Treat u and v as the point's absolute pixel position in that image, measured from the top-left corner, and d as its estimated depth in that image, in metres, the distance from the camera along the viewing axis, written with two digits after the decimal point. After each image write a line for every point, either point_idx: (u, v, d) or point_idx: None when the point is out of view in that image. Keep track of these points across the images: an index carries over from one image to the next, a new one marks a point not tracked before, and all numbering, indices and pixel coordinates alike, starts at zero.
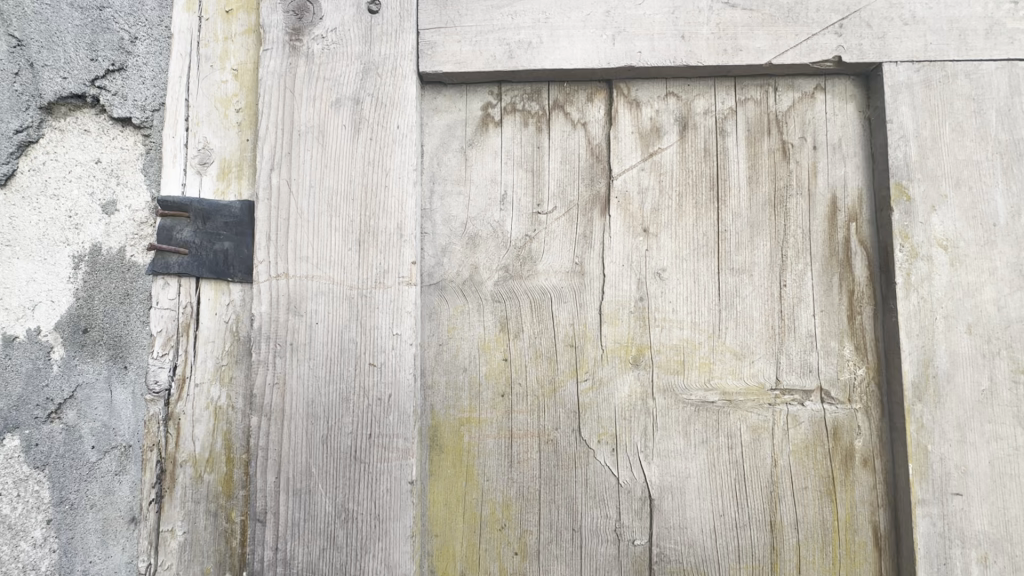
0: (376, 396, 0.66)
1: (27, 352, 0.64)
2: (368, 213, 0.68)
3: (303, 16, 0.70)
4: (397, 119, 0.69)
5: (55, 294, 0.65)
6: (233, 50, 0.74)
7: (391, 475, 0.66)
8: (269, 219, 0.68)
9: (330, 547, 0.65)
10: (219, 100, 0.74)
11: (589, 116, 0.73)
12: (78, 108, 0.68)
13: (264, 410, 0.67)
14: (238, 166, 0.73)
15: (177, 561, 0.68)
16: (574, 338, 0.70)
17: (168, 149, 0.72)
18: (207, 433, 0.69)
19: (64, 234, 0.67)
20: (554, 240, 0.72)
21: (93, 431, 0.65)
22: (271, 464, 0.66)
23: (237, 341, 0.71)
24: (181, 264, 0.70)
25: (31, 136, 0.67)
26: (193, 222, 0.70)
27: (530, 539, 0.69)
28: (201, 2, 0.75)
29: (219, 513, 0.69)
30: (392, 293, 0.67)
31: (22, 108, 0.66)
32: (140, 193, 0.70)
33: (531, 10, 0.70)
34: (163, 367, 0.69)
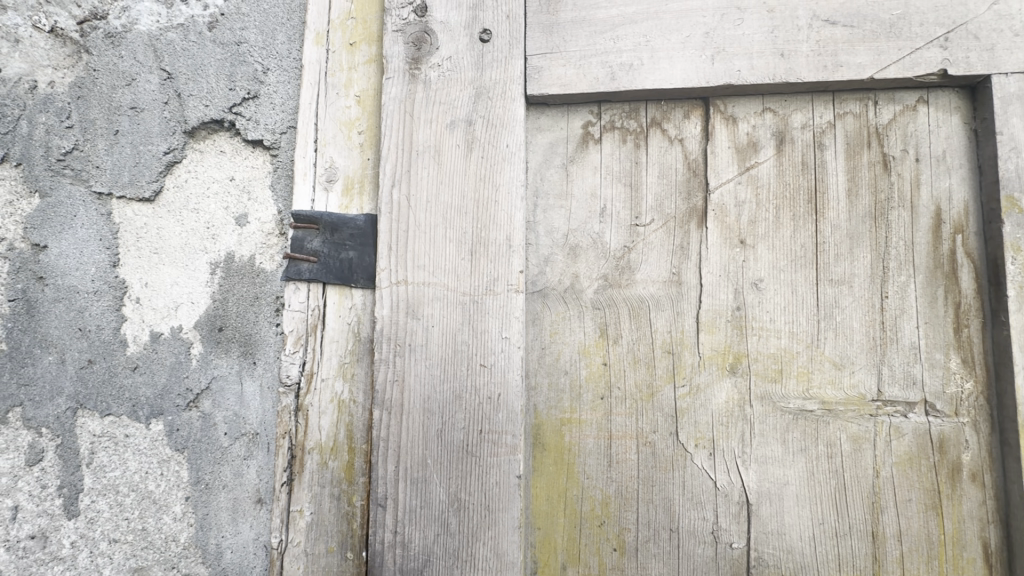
0: (487, 394, 0.71)
1: (170, 347, 0.71)
2: (480, 225, 0.74)
3: (421, 47, 0.77)
4: (507, 138, 0.75)
5: (195, 296, 0.73)
6: (356, 79, 0.82)
7: (499, 469, 0.70)
8: (390, 230, 0.75)
9: (443, 533, 0.70)
10: (343, 124, 0.82)
11: (686, 132, 0.76)
12: (216, 132, 0.77)
13: (385, 405, 0.73)
14: (360, 182, 0.81)
15: (305, 539, 0.76)
16: (671, 344, 0.73)
17: (300, 168, 0.80)
18: (331, 423, 0.77)
19: (203, 243, 0.75)
20: (652, 251, 0.75)
21: (225, 419, 0.73)
22: (390, 454, 0.72)
23: (359, 341, 0.78)
24: (311, 271, 0.78)
25: (177, 157, 0.75)
26: (322, 233, 0.78)
27: (628, 536, 0.72)
28: (328, 36, 0.83)
29: (342, 496, 0.76)
30: (502, 299, 0.72)
31: (169, 133, 0.75)
32: (268, 207, 0.78)
33: (632, 34, 0.74)
34: (294, 363, 0.78)
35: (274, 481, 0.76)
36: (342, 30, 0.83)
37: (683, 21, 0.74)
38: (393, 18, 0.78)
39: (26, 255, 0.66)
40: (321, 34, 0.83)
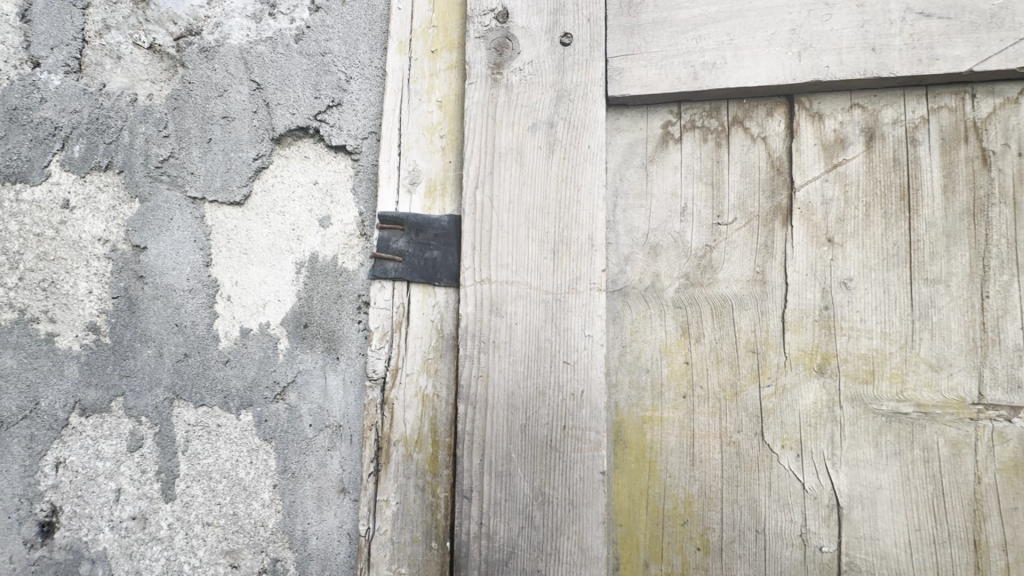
0: (570, 391, 0.73)
1: (259, 341, 0.78)
2: (562, 225, 0.75)
3: (503, 52, 0.79)
4: (588, 139, 0.76)
5: (282, 294, 0.80)
6: (437, 85, 0.86)
7: (583, 464, 0.71)
8: (474, 230, 0.77)
9: (528, 527, 0.72)
10: (425, 128, 0.85)
11: (770, 130, 0.75)
12: (300, 137, 0.84)
13: (470, 399, 0.75)
14: (442, 184, 0.83)
15: (391, 528, 0.79)
16: (755, 344, 0.73)
17: (384, 171, 0.84)
18: (416, 417, 0.80)
19: (289, 244, 0.81)
20: (735, 250, 0.74)
21: (310, 411, 0.79)
22: (475, 447, 0.74)
23: (442, 337, 0.80)
24: (396, 269, 0.81)
25: (264, 162, 0.82)
26: (407, 233, 0.82)
27: (712, 535, 0.71)
28: (410, 44, 0.87)
29: (426, 488, 0.78)
30: (585, 298, 0.74)
31: (259, 140, 0.82)
32: (349, 209, 0.83)
33: (716, 33, 0.74)
34: (380, 358, 0.81)
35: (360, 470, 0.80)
36: (424, 38, 0.87)
37: (768, 18, 0.73)
38: (475, 25, 0.81)
39: (128, 256, 0.75)
40: (404, 43, 0.87)
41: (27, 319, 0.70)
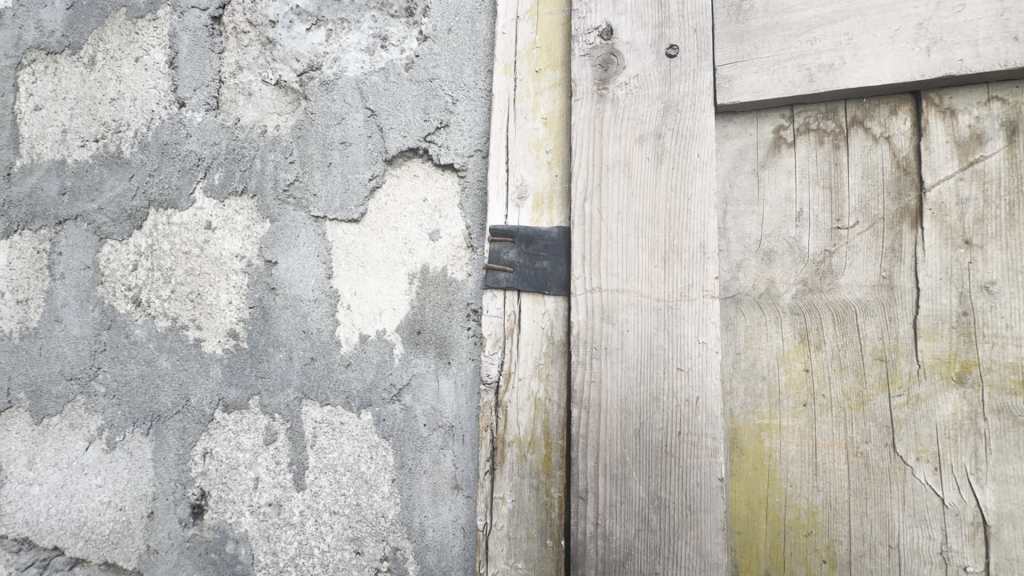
0: (685, 397, 0.74)
1: (377, 346, 1.03)
2: (673, 233, 0.76)
3: (609, 67, 0.82)
4: (697, 149, 0.77)
5: (396, 304, 1.03)
6: (542, 102, 0.89)
7: (701, 470, 0.72)
8: (584, 241, 0.80)
9: (644, 529, 0.74)
10: (532, 145, 0.89)
11: (893, 129, 0.73)
12: (411, 157, 1.04)
13: (583, 404, 0.78)
14: (549, 198, 0.87)
15: (508, 524, 0.83)
16: (884, 351, 0.70)
17: (494, 187, 0.89)
18: (529, 419, 0.84)
19: (402, 256, 1.03)
20: (858, 254, 0.72)
21: (424, 412, 0.99)
22: (590, 450, 0.77)
23: (552, 344, 0.84)
24: (507, 279, 0.86)
25: (377, 182, 1.06)
26: (517, 245, 0.86)
27: (840, 548, 0.70)
28: (515, 65, 0.91)
29: (540, 487, 0.82)
30: (698, 305, 0.74)
31: (373, 162, 1.06)
32: (455, 224, 1.00)
33: (832, 34, 0.73)
34: (493, 363, 0.86)
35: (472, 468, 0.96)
36: (528, 58, 0.90)
37: (890, 14, 0.71)
38: (580, 43, 0.84)
39: (261, 270, 1.15)
40: (509, 64, 0.91)
41: (179, 324, 1.22)
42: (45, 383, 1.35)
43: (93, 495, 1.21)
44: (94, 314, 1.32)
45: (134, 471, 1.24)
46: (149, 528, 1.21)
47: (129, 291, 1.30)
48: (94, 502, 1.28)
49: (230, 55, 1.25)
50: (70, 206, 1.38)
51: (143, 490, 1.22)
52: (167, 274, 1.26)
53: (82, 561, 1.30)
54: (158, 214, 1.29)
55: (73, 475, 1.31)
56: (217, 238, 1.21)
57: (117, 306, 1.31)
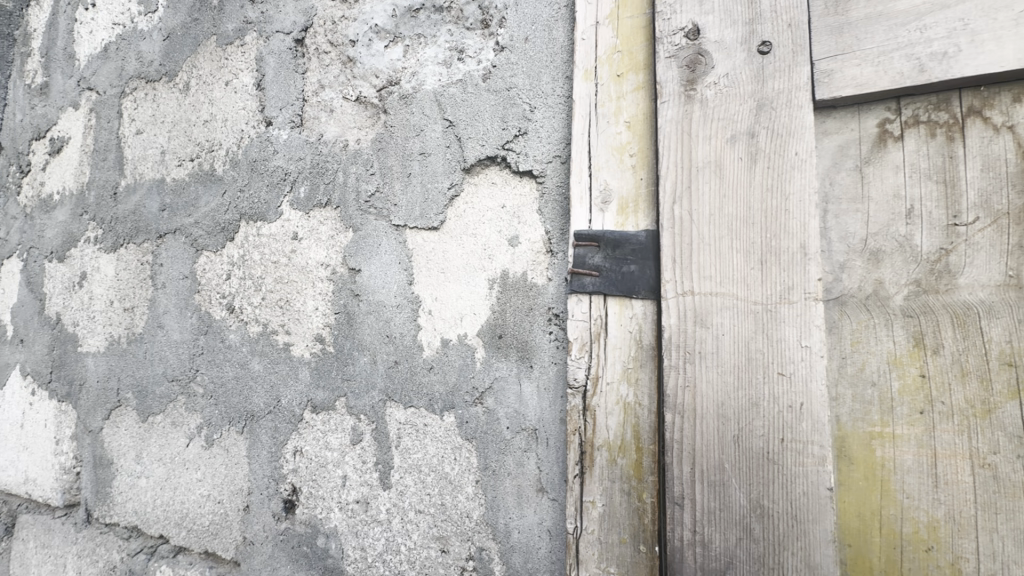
0: (788, 403, 0.72)
1: (459, 350, 1.06)
2: (770, 234, 0.74)
3: (696, 68, 0.81)
4: (795, 146, 0.74)
5: (477, 309, 1.05)
6: (625, 106, 0.89)
7: (807, 479, 0.70)
8: (673, 244, 0.80)
9: (746, 538, 0.72)
10: (615, 149, 0.89)
11: (1018, 117, 0.68)
12: (489, 165, 1.06)
13: (677, 409, 0.77)
14: (634, 201, 0.86)
15: (599, 528, 0.83)
16: (1013, 356, 0.65)
17: (577, 193, 0.90)
18: (618, 424, 0.83)
19: (482, 262, 1.06)
20: (979, 253, 0.68)
21: (507, 415, 1.00)
22: (685, 456, 0.76)
23: (641, 348, 0.83)
24: (594, 284, 0.86)
25: (456, 190, 1.09)
26: (603, 249, 0.86)
27: (966, 566, 0.65)
28: (596, 71, 0.91)
29: (632, 492, 0.81)
30: (799, 308, 0.72)
31: (452, 171, 1.09)
32: (534, 230, 1.01)
33: (945, 21, 0.69)
34: (580, 367, 0.86)
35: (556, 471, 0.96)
36: (609, 63, 0.91)
37: None
38: (665, 45, 0.84)
39: (345, 277, 1.21)
40: (590, 70, 0.92)
41: (270, 330, 1.30)
42: (154, 384, 1.49)
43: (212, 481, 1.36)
44: (192, 321, 1.45)
45: (230, 467, 1.33)
46: (246, 520, 1.29)
47: (224, 299, 1.40)
48: (195, 495, 1.38)
49: (312, 74, 1.32)
50: (173, 222, 1.51)
51: (239, 485, 1.31)
52: (257, 282, 1.34)
53: (184, 549, 1.40)
54: (248, 226, 1.38)
55: (177, 469, 1.42)
56: (303, 248, 1.28)
57: (213, 313, 1.42)
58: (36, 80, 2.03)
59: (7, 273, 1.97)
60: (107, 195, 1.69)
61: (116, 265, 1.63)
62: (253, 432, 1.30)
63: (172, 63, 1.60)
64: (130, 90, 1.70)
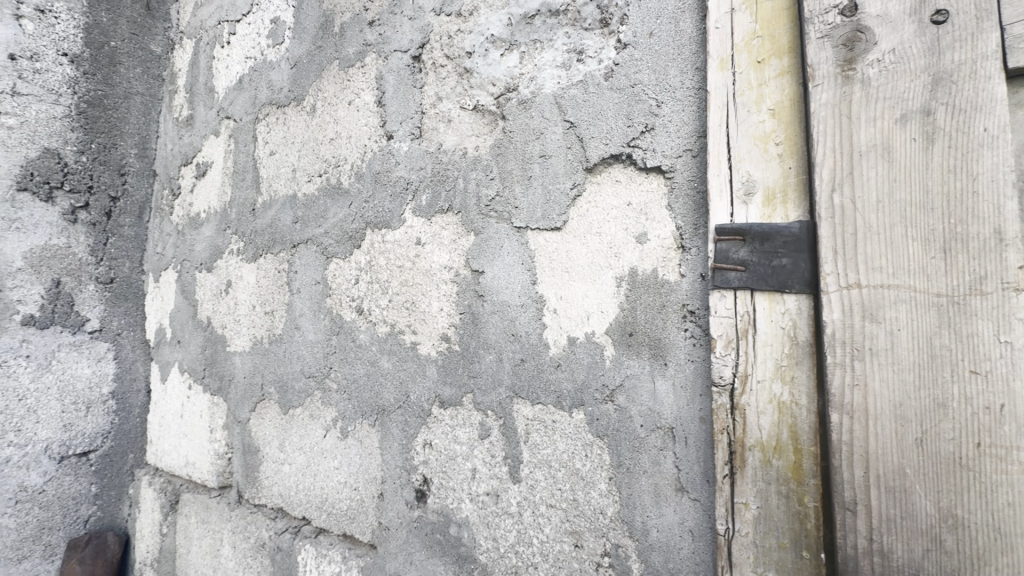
0: (984, 404, 0.65)
1: (587, 348, 1.07)
2: (953, 220, 0.68)
3: (855, 46, 0.76)
4: (983, 121, 0.67)
5: (604, 307, 1.06)
6: (768, 93, 0.85)
7: (1013, 489, 0.63)
8: (833, 235, 0.76)
9: (937, 550, 0.66)
10: (758, 138, 0.85)
11: None
12: (613, 163, 1.06)
13: (844, 409, 0.73)
14: (782, 191, 0.83)
15: (753, 531, 0.80)
16: None
17: (716, 186, 0.88)
18: (772, 424, 0.80)
19: (608, 260, 1.06)
20: None
21: (640, 413, 1.00)
22: (857, 459, 0.72)
23: (797, 344, 0.79)
24: (740, 279, 0.84)
25: (579, 190, 1.10)
26: (749, 243, 0.84)
27: None
28: (733, 60, 0.89)
29: (791, 495, 0.78)
30: (995, 300, 0.65)
31: (574, 172, 1.11)
32: (663, 226, 1.00)
33: None
34: (726, 365, 0.85)
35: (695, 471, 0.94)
36: (748, 50, 0.88)
37: None
38: (816, 25, 0.80)
39: (468, 279, 1.26)
40: (726, 60, 0.89)
41: (397, 330, 1.40)
42: (294, 379, 1.65)
43: (349, 468, 1.48)
44: (325, 322, 1.58)
45: (365, 456, 1.44)
46: (381, 506, 1.39)
47: (353, 302, 1.51)
48: (334, 481, 1.51)
49: (429, 88, 1.40)
50: (306, 232, 1.66)
51: (373, 474, 1.41)
52: (384, 286, 1.43)
53: (325, 531, 1.53)
54: (373, 234, 1.48)
55: (316, 457, 1.56)
56: (426, 252, 1.35)
57: (343, 315, 1.54)
58: (183, 113, 2.32)
59: (164, 283, 2.27)
60: (246, 211, 1.89)
61: (256, 273, 1.82)
62: (386, 425, 1.40)
63: (299, 89, 1.76)
64: (263, 116, 1.89)
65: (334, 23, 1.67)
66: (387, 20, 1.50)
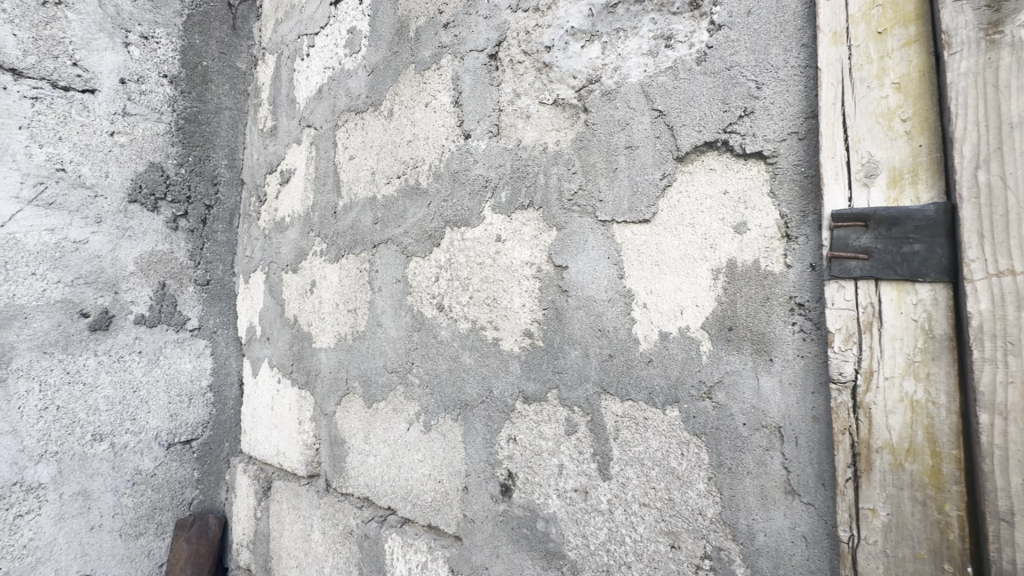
0: None
1: (680, 343, 1.04)
2: None
3: (1002, 6, 0.69)
4: None
5: (699, 301, 1.02)
6: (891, 66, 0.79)
7: None
8: (978, 217, 0.69)
9: None
10: (880, 115, 0.79)
11: None
12: (706, 151, 1.02)
13: (996, 409, 0.66)
14: (911, 171, 0.76)
15: (883, 539, 0.75)
16: None
17: (830, 169, 0.83)
18: (903, 424, 0.74)
19: (703, 252, 1.02)
20: None
21: (742, 411, 0.95)
22: (1013, 465, 0.65)
23: (932, 338, 0.73)
24: (862, 268, 0.79)
25: (668, 180, 1.07)
26: (872, 230, 0.78)
27: None
28: (848, 32, 0.83)
29: (929, 503, 0.72)
30: None
31: (662, 162, 1.08)
32: (765, 214, 0.95)
33: None
34: (847, 361, 0.79)
35: (808, 474, 0.89)
36: (866, 21, 0.82)
37: None
38: None
39: (551, 275, 1.26)
40: (839, 33, 0.83)
41: (479, 326, 1.42)
42: (377, 374, 1.71)
43: (432, 461, 1.52)
44: (407, 319, 1.63)
45: (448, 450, 1.47)
46: (465, 499, 1.42)
47: (434, 299, 1.55)
48: (418, 474, 1.56)
49: (507, 85, 1.40)
50: (386, 232, 1.73)
51: (457, 467, 1.44)
52: (464, 283, 1.46)
53: (410, 521, 1.58)
54: (452, 232, 1.51)
55: (400, 449, 1.62)
56: (507, 248, 1.36)
57: (425, 312, 1.58)
58: (267, 124, 2.47)
59: (254, 284, 2.43)
60: (329, 214, 1.99)
61: (339, 273, 1.91)
62: (468, 420, 1.42)
63: (376, 94, 1.83)
64: (342, 123, 1.98)
65: (409, 28, 1.71)
66: (463, 21, 1.53)
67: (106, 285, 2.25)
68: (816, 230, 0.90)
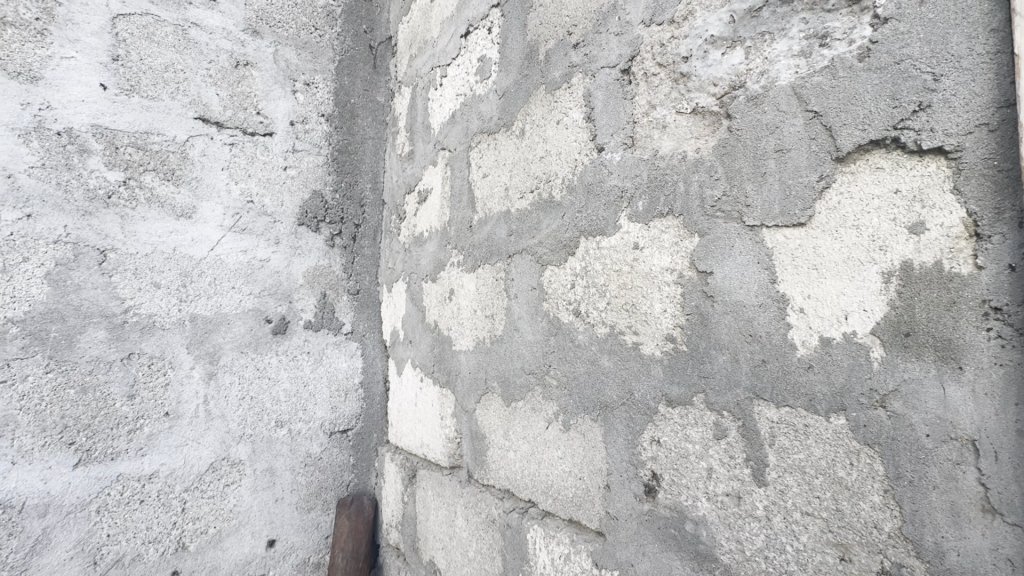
0: None
1: (845, 349, 1.01)
2: None
3: None
4: None
5: (868, 305, 0.98)
6: None
7: None
8: None
9: None
10: None
11: None
12: (872, 150, 0.99)
13: None
14: None
15: None
16: None
17: None
18: None
19: (871, 254, 0.99)
20: None
21: (925, 422, 0.91)
22: None
23: None
24: None
25: (827, 182, 1.05)
26: None
27: None
28: None
29: None
30: None
31: (819, 164, 1.06)
32: (948, 212, 0.91)
33: None
34: None
35: (1010, 491, 0.83)
36: None
37: None
38: None
39: (694, 281, 1.27)
40: None
41: (617, 331, 1.47)
42: (514, 375, 1.85)
43: (571, 458, 1.61)
44: (543, 324, 1.74)
45: (588, 449, 1.55)
46: (608, 497, 1.48)
47: (570, 305, 1.64)
48: (559, 470, 1.65)
49: (641, 98, 1.45)
50: (520, 244, 1.86)
51: (599, 466, 1.51)
52: (602, 289, 1.52)
53: (550, 514, 1.68)
54: (588, 241, 1.58)
55: (540, 446, 1.72)
56: (646, 255, 1.40)
57: (561, 317, 1.67)
58: (405, 150, 2.76)
59: (396, 292, 2.73)
60: (465, 228, 2.18)
61: (476, 282, 2.08)
62: (607, 422, 1.48)
63: (509, 115, 1.97)
64: (476, 144, 2.16)
65: (539, 51, 1.83)
66: (593, 40, 1.60)
67: (283, 296, 2.67)
68: (1015, 227, 0.84)
